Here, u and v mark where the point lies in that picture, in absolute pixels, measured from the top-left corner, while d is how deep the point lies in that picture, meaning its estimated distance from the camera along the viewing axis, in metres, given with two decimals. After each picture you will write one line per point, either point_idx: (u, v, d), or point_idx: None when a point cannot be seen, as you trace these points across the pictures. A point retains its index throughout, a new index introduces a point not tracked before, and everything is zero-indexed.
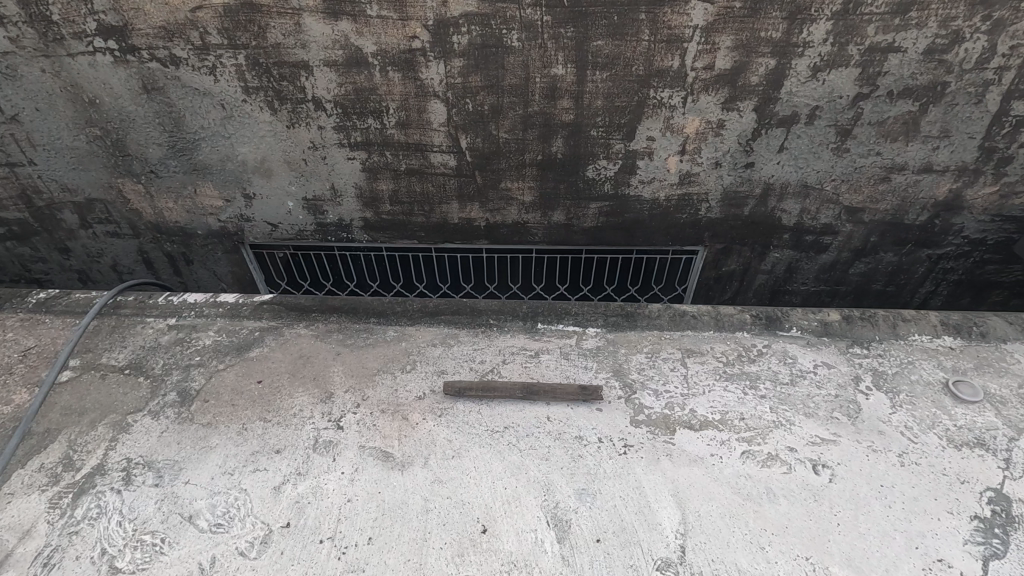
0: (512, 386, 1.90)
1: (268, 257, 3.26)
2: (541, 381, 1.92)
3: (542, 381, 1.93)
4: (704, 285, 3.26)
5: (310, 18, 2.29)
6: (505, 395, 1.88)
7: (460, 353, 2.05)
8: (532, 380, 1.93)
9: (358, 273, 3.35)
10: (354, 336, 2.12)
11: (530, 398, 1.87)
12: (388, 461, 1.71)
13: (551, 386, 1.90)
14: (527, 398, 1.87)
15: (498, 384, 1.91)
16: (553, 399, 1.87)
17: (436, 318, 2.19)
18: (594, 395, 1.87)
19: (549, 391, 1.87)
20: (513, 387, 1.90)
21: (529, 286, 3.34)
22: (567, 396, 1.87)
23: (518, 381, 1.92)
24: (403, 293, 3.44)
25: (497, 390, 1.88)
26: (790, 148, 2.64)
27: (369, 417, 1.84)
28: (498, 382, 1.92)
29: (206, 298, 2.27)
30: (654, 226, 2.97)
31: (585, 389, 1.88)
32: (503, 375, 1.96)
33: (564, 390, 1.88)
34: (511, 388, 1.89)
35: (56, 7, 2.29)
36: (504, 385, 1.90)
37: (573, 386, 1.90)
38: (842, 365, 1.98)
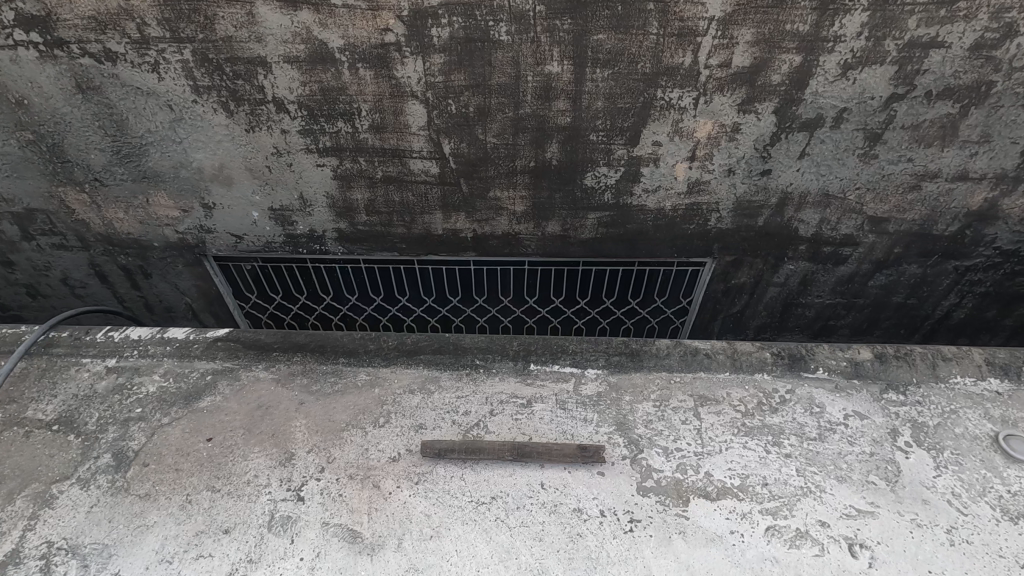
0: (499, 447, 1.64)
1: (235, 269, 2.97)
2: (533, 440, 1.67)
3: (535, 440, 1.67)
4: (711, 298, 3.00)
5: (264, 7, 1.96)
6: (492, 458, 1.63)
7: (441, 401, 1.79)
8: (523, 438, 1.68)
9: (335, 287, 3.07)
10: (320, 380, 1.86)
11: (520, 461, 1.62)
12: (355, 544, 1.47)
13: (545, 446, 1.65)
14: (517, 462, 1.62)
15: (484, 445, 1.65)
16: (547, 463, 1.62)
17: (415, 358, 1.92)
18: (595, 457, 1.62)
19: (542, 454, 1.62)
20: (502, 448, 1.64)
21: (522, 299, 3.08)
22: (563, 459, 1.62)
23: (507, 441, 1.67)
24: (384, 306, 3.16)
25: (483, 453, 1.63)
26: (811, 153, 2.36)
27: (335, 485, 1.59)
28: (484, 442, 1.66)
29: (151, 333, 1.99)
30: (658, 237, 2.70)
31: (584, 449, 1.64)
32: (490, 432, 1.70)
33: (559, 451, 1.63)
34: (498, 451, 1.63)
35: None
36: (491, 447, 1.64)
37: (570, 445, 1.65)
38: (876, 416, 1.73)
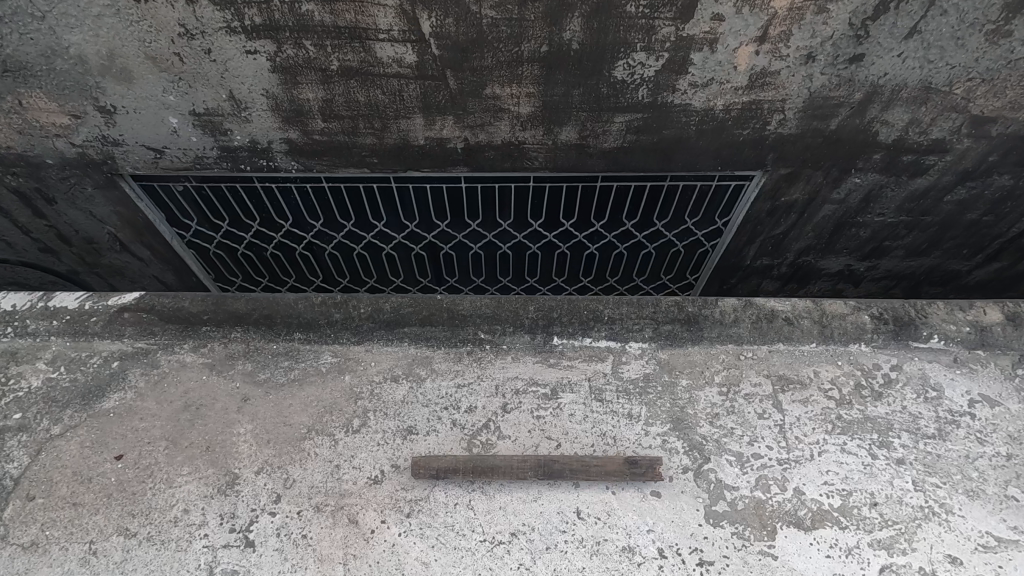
0: (514, 464, 1.22)
1: (164, 192, 2.34)
2: (560, 452, 1.25)
3: (563, 451, 1.25)
4: (753, 218, 2.49)
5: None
6: (508, 479, 1.21)
7: (435, 394, 1.35)
8: (546, 450, 1.25)
9: (293, 210, 2.47)
10: (270, 366, 1.38)
11: (545, 483, 1.21)
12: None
13: (578, 460, 1.23)
14: (542, 483, 1.21)
15: (497, 461, 1.22)
16: (581, 484, 1.21)
17: (398, 332, 1.44)
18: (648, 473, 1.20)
19: (574, 473, 1.20)
20: (520, 464, 1.22)
21: (524, 222, 2.54)
22: (604, 479, 1.20)
23: (527, 454, 1.24)
24: (357, 233, 2.60)
25: (496, 473, 1.21)
26: (923, 31, 1.74)
27: (301, 521, 1.17)
28: (496, 457, 1.23)
29: (30, 299, 1.45)
30: (700, 146, 2.12)
31: (632, 461, 1.22)
32: (502, 441, 1.27)
33: (598, 468, 1.21)
34: (515, 471, 1.21)
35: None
36: (507, 464, 1.22)
37: (613, 459, 1.23)
38: (1010, 402, 1.32)
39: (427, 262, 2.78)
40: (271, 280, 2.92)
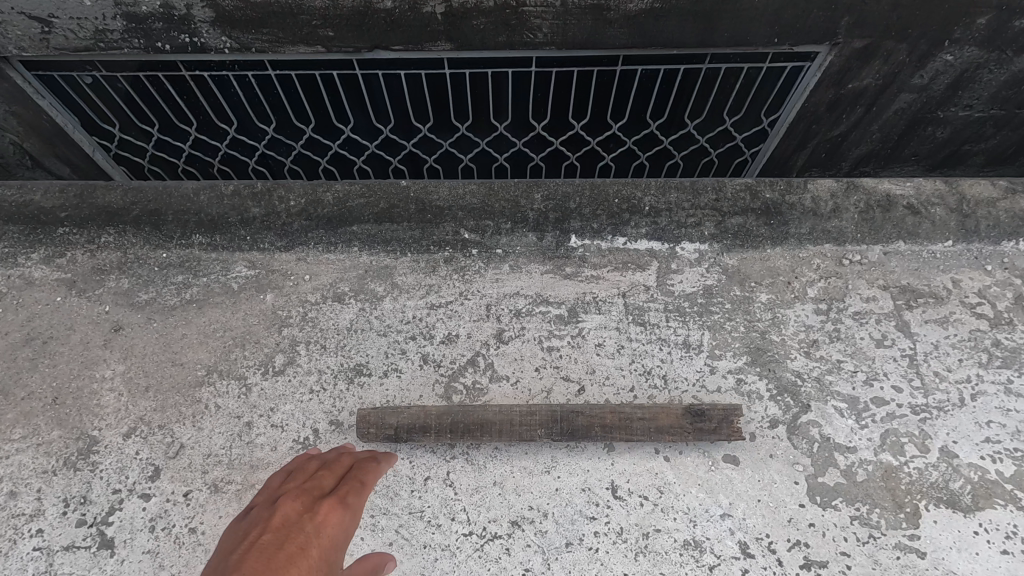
0: (500, 425, 1.08)
1: (68, 85, 1.83)
2: (598, 402, 1.12)
3: (599, 403, 1.12)
4: (810, 116, 2.00)
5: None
6: (482, 441, 1.08)
7: (395, 319, 1.22)
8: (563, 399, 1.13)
9: (235, 111, 1.97)
10: (207, 271, 1.31)
11: (580, 445, 1.08)
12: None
13: (620, 414, 1.09)
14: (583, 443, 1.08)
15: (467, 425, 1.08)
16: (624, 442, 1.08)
17: (343, 233, 1.30)
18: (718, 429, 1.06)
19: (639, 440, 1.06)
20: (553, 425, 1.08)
21: (526, 124, 2.05)
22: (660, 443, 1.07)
23: (558, 407, 1.10)
24: (320, 142, 2.12)
25: (508, 431, 1.08)
26: None
27: (206, 497, 1.09)
28: (510, 412, 1.09)
29: None
30: (756, 7, 1.61)
31: (694, 412, 1.07)
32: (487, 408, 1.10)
33: (660, 426, 1.07)
34: (521, 422, 1.08)
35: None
36: (524, 423, 1.08)
37: (672, 411, 1.09)
38: None
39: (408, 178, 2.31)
40: None
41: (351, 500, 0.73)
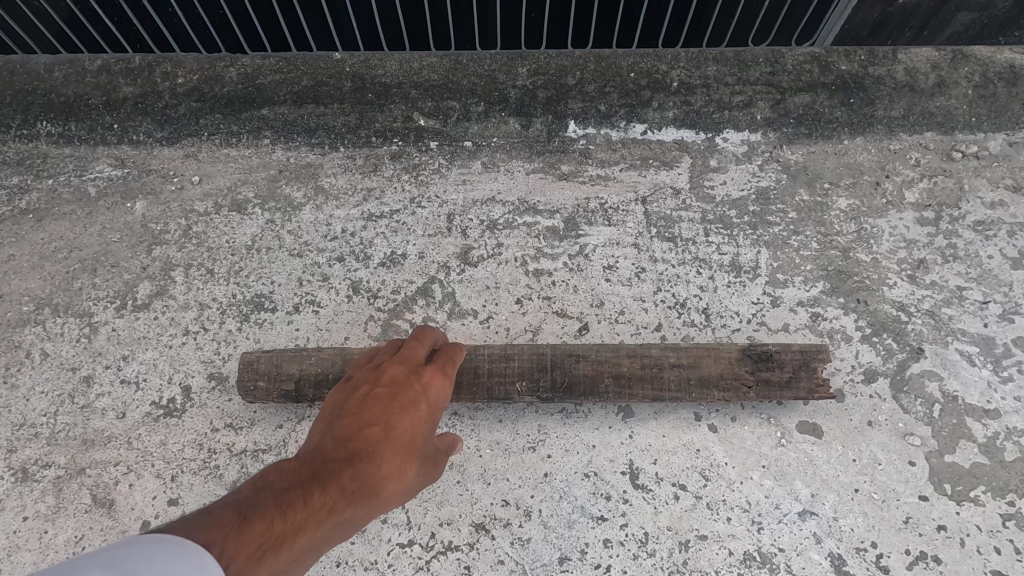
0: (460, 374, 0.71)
1: None
2: (619, 345, 0.74)
3: (645, 352, 0.73)
4: None
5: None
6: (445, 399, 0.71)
7: (321, 234, 0.84)
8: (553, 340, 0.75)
9: None
10: (57, 169, 0.90)
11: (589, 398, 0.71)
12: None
13: (645, 358, 0.72)
14: (592, 399, 0.71)
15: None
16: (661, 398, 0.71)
17: (249, 120, 0.88)
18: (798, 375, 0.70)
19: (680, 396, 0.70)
20: (534, 370, 0.71)
21: None
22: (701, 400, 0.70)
23: (544, 349, 0.73)
24: None
25: (480, 383, 0.71)
26: None
27: (9, 488, 0.72)
28: (480, 360, 0.72)
29: None
30: None
31: (752, 351, 0.71)
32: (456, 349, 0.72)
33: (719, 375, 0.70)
34: (490, 360, 0.72)
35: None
36: (505, 369, 0.71)
37: (724, 355, 0.71)
38: None
39: None
40: None
41: (452, 362, 0.64)
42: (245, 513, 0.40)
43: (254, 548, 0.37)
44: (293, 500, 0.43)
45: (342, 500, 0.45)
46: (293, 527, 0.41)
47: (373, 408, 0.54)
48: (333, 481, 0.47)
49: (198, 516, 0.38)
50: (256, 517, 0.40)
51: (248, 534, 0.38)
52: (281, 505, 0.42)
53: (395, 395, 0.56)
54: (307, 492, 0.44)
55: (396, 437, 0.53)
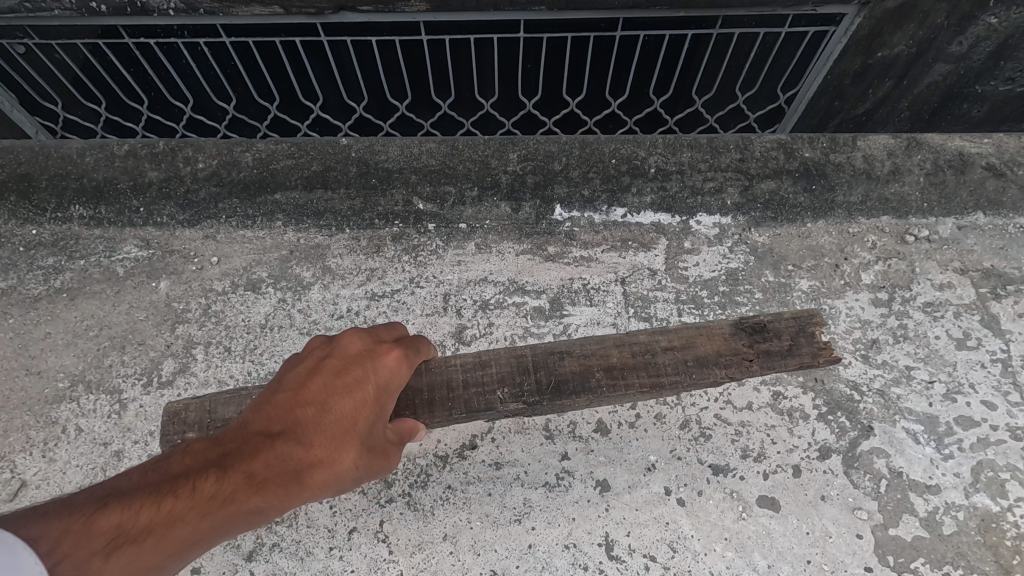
0: (430, 394, 1.08)
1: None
2: (606, 337, 1.18)
3: (636, 346, 1.16)
4: (830, 89, 1.79)
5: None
6: (423, 419, 1.06)
7: (344, 296, 1.30)
8: (535, 348, 1.15)
9: (191, 86, 1.78)
10: (88, 251, 1.39)
11: (584, 395, 1.10)
12: (306, 534, 1.13)
13: (633, 347, 1.16)
14: (596, 395, 1.10)
15: (412, 397, 1.08)
16: (661, 385, 1.11)
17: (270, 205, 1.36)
18: (793, 339, 1.16)
19: (677, 381, 1.11)
20: (516, 373, 1.12)
21: (513, 100, 1.86)
22: (695, 384, 1.12)
23: (523, 351, 1.15)
24: (286, 121, 1.93)
25: (459, 397, 1.09)
26: None
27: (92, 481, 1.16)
28: (456, 372, 1.11)
29: None
30: None
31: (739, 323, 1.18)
32: (430, 365, 1.11)
33: (716, 353, 1.14)
34: (469, 368, 1.12)
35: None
36: (484, 376, 1.11)
37: (716, 334, 1.17)
38: None
39: None
40: None
41: (408, 353, 1.00)
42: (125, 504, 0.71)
43: (100, 548, 0.66)
44: (195, 492, 0.75)
45: (254, 483, 0.78)
46: (173, 522, 0.71)
47: (329, 380, 0.92)
48: (238, 478, 0.78)
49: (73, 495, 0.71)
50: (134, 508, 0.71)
51: (118, 524, 0.69)
52: (242, 443, 0.82)
53: (338, 377, 0.92)
54: (210, 493, 0.75)
55: (338, 412, 0.89)
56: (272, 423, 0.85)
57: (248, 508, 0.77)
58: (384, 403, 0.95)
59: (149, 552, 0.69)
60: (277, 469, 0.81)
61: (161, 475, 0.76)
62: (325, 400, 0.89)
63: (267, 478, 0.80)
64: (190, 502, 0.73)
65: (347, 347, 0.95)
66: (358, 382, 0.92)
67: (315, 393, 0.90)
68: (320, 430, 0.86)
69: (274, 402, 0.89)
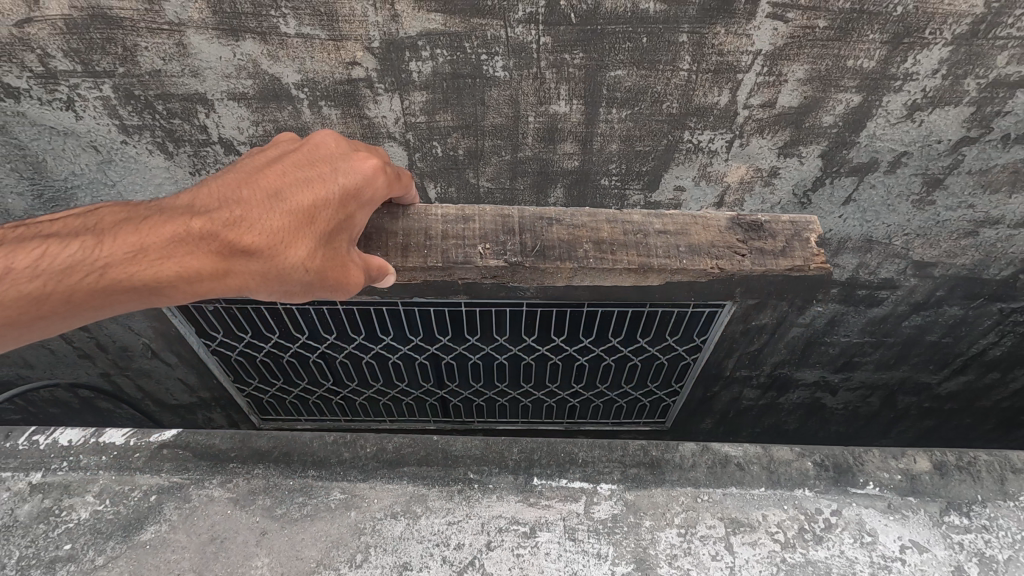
0: (405, 239, 1.47)
1: (195, 309, 2.59)
2: (603, 216, 1.62)
3: (632, 227, 1.60)
4: (727, 338, 2.74)
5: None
6: (398, 258, 1.45)
7: (301, 546, 1.51)
8: (524, 216, 1.58)
9: (309, 326, 2.74)
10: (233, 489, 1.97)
11: (568, 262, 1.51)
12: (296, 564, 1.49)
13: (624, 227, 1.59)
14: (581, 261, 1.52)
15: (392, 240, 1.47)
16: (648, 264, 1.54)
17: (296, 476, 1.61)
18: (787, 243, 1.60)
19: (664, 262, 1.53)
20: (502, 233, 1.55)
21: (519, 337, 2.80)
22: (683, 266, 1.55)
23: (512, 215, 1.58)
24: (367, 344, 2.87)
25: (437, 246, 1.48)
26: (858, 199, 2.02)
27: None
28: (436, 222, 1.52)
29: (48, 437, 1.67)
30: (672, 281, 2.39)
31: (737, 220, 1.64)
32: (407, 212, 1.52)
33: (709, 244, 1.58)
34: (453, 223, 1.53)
35: (32, 29, 1.51)
36: (468, 231, 1.53)
37: (710, 227, 1.63)
38: (937, 549, 1.50)
39: (430, 370, 3.06)
40: (285, 382, 3.17)
41: (376, 176, 1.28)
42: (77, 237, 1.09)
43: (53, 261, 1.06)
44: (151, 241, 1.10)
45: (168, 243, 1.10)
46: (76, 268, 1.06)
47: (296, 177, 1.22)
48: (173, 234, 1.11)
49: (68, 220, 1.16)
50: (76, 242, 1.08)
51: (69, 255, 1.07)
52: (173, 210, 1.16)
53: (300, 174, 1.23)
54: (130, 242, 1.09)
55: (288, 201, 1.18)
56: (214, 201, 1.18)
57: (155, 267, 1.09)
58: (346, 219, 1.24)
59: (89, 275, 1.06)
60: (194, 242, 1.12)
61: (120, 216, 1.15)
62: (275, 192, 1.20)
63: (188, 248, 1.12)
64: (96, 254, 1.07)
65: (323, 149, 1.29)
66: (317, 181, 1.22)
67: (270, 183, 1.21)
68: (265, 216, 1.17)
69: (238, 181, 1.22)
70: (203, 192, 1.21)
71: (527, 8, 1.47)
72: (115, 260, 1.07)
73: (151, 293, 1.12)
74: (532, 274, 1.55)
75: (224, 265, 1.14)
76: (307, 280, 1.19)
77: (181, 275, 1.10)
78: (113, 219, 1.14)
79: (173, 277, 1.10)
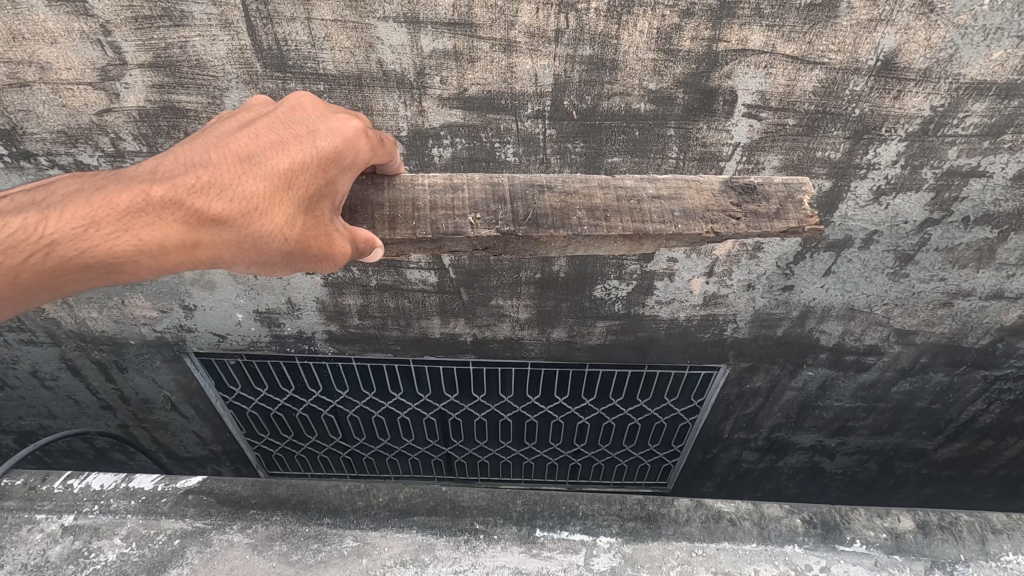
0: (391, 210, 1.18)
1: (218, 363, 2.73)
2: (594, 179, 1.27)
3: (624, 192, 1.24)
4: (724, 399, 2.84)
5: (337, 61, 1.63)
6: (387, 231, 1.15)
7: None
8: (514, 181, 1.25)
9: (324, 381, 2.87)
10: None
11: (562, 231, 1.17)
12: None
13: (620, 190, 1.24)
14: (575, 229, 1.16)
15: (373, 214, 1.18)
16: (644, 231, 1.16)
17: (313, 524, 1.71)
18: (781, 205, 1.22)
19: (661, 228, 1.16)
20: (492, 203, 1.21)
21: (523, 396, 2.92)
22: (679, 233, 1.16)
23: (500, 181, 1.25)
24: (377, 400, 2.99)
25: (426, 217, 1.18)
26: (837, 271, 2.19)
27: None
28: (423, 193, 1.22)
29: (82, 482, 1.77)
30: (670, 344, 2.53)
31: (731, 183, 1.24)
32: (393, 181, 1.23)
33: (704, 208, 1.19)
34: (440, 192, 1.22)
35: (110, 117, 1.76)
36: (456, 201, 1.20)
37: (705, 190, 1.24)
38: None
39: (436, 428, 3.17)
40: (296, 436, 3.27)
41: (361, 135, 1.12)
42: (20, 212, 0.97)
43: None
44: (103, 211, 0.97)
45: (122, 212, 0.96)
46: (16, 245, 0.94)
47: (270, 138, 1.08)
48: (127, 201, 0.97)
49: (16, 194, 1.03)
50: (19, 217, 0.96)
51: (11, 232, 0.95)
52: (132, 177, 1.02)
53: (274, 136, 1.08)
54: (78, 214, 0.96)
55: (260, 165, 1.04)
56: (176, 167, 1.04)
57: (109, 240, 0.95)
58: (328, 184, 1.07)
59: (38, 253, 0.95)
60: (151, 211, 0.98)
61: (73, 187, 1.02)
62: (246, 155, 1.05)
63: (145, 217, 0.97)
64: (43, 228, 0.95)
65: (300, 111, 1.14)
66: (294, 143, 1.07)
67: (240, 145, 1.06)
68: (233, 181, 1.02)
69: (206, 145, 1.07)
70: (165, 157, 1.06)
71: (535, 106, 1.72)
72: (65, 234, 0.95)
73: (110, 270, 0.99)
74: (524, 248, 1.21)
75: (191, 236, 1.00)
76: (287, 250, 1.04)
77: (140, 248, 0.97)
78: (67, 190, 1.02)
79: (130, 250, 0.96)
